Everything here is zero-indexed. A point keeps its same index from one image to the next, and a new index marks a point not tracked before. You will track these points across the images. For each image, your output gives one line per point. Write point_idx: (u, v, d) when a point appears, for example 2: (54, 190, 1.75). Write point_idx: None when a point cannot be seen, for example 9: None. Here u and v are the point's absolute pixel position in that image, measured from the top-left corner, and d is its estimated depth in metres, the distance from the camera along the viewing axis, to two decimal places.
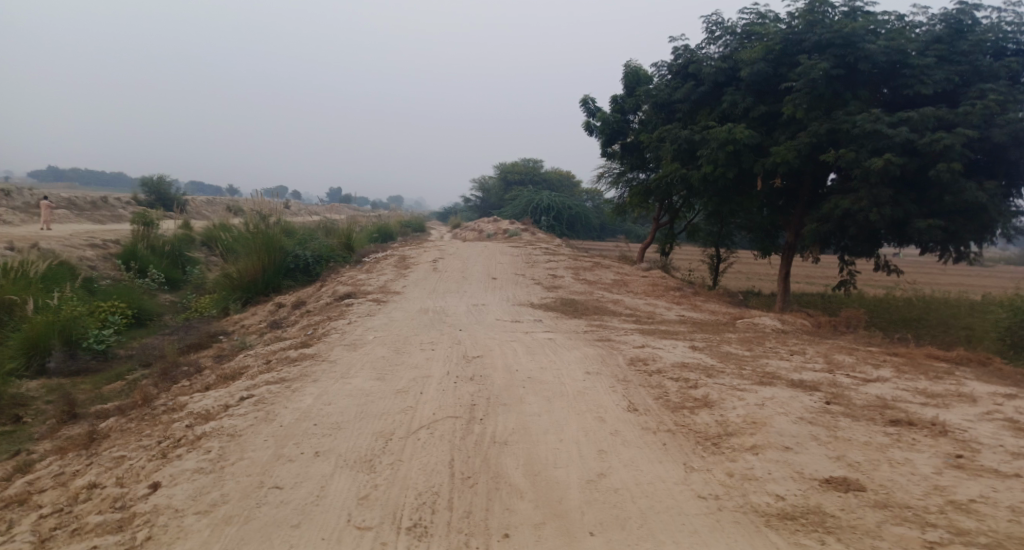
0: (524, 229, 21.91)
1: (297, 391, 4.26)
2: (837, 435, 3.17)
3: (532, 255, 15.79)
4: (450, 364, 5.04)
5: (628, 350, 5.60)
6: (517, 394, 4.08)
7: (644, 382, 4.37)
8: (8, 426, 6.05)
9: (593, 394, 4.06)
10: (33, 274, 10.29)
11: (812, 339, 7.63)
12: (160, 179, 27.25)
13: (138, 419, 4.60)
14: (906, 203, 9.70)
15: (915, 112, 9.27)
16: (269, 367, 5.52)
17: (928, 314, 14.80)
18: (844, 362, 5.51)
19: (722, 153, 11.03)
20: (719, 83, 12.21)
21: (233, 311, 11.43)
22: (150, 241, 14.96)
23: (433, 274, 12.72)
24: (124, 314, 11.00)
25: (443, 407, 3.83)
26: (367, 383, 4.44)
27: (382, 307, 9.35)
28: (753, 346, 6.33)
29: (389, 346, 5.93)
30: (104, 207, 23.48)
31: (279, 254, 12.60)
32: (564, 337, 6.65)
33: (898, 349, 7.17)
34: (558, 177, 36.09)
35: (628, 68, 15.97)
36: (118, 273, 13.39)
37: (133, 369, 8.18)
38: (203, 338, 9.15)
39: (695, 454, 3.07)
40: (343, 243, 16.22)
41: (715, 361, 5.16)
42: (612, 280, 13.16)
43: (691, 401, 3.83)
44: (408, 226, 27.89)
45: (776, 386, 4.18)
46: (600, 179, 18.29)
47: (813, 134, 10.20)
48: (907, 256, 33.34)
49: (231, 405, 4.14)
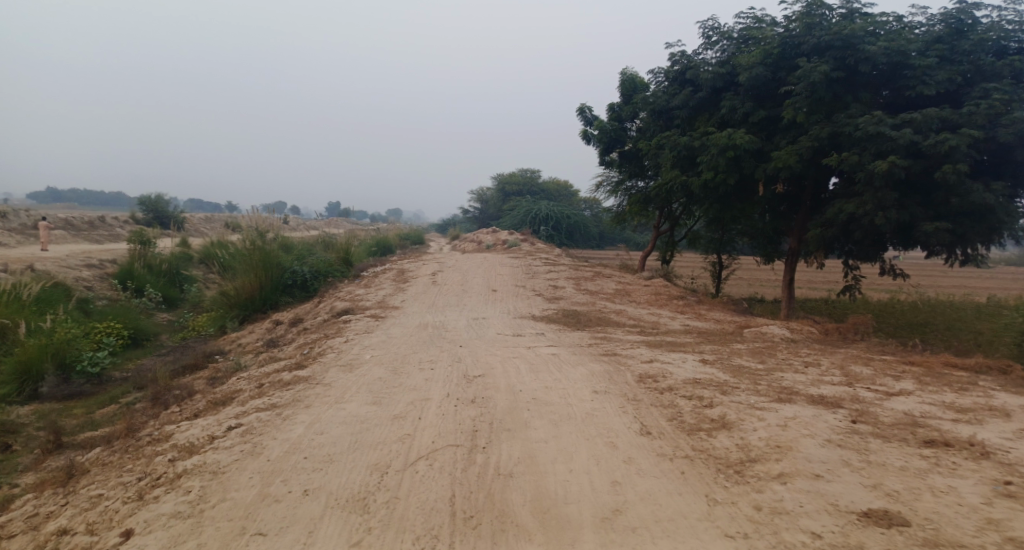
0: (524, 240, 21.71)
1: (288, 419, 4.01)
2: (869, 459, 2.92)
3: (533, 266, 15.58)
4: (450, 385, 4.79)
5: (636, 366, 5.36)
6: (522, 417, 3.83)
7: (656, 401, 4.13)
8: None
9: (603, 417, 3.81)
10: (26, 296, 10.06)
11: (823, 348, 7.38)
12: (158, 197, 27.08)
13: (122, 451, 4.35)
14: (913, 206, 9.49)
15: (918, 114, 9.09)
16: (261, 391, 5.28)
17: (936, 318, 14.55)
18: (863, 374, 5.26)
19: (723, 159, 10.84)
20: (717, 88, 12.06)
21: (230, 329, 11.20)
22: (146, 260, 14.76)
23: (433, 288, 12.51)
24: (120, 334, 10.77)
25: (443, 435, 3.58)
26: (362, 408, 4.19)
27: (381, 323, 9.12)
28: (764, 358, 6.08)
29: (386, 367, 5.69)
30: (102, 226, 23.30)
31: (276, 270, 12.39)
32: (568, 352, 6.42)
33: (914, 356, 6.93)
34: (556, 187, 35.97)
35: (625, 76, 15.85)
36: (115, 293, 13.17)
37: (127, 392, 7.93)
38: (199, 359, 8.91)
39: (717, 483, 2.83)
40: (342, 257, 16.01)
41: (727, 376, 4.92)
42: (614, 290, 12.94)
43: (707, 423, 3.59)
44: (408, 239, 27.72)
45: (796, 404, 3.94)
46: (599, 188, 18.13)
47: (815, 138, 10.02)
48: (911, 259, 33.13)
49: (218, 436, 3.90)
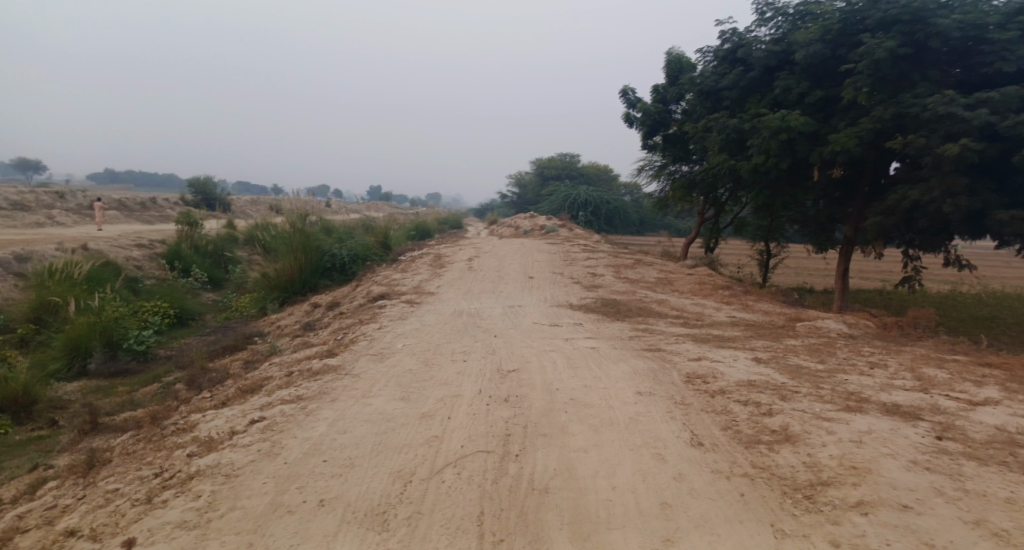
0: (563, 225, 21.27)
1: (311, 414, 3.79)
2: (965, 487, 2.49)
3: (572, 252, 15.19)
4: (484, 380, 4.51)
5: (682, 364, 4.97)
6: (560, 421, 3.52)
7: (707, 407, 3.76)
8: (42, 430, 5.80)
9: (649, 424, 3.46)
10: (77, 275, 10.20)
11: (886, 346, 6.82)
12: (206, 179, 27.59)
13: (145, 441, 4.21)
14: (986, 192, 8.71)
15: (996, 92, 8.30)
16: (289, 381, 5.10)
17: (1004, 312, 13.56)
18: (938, 378, 4.74)
19: (776, 142, 10.20)
20: (770, 67, 11.34)
21: (270, 311, 11.20)
22: (192, 241, 14.96)
23: (469, 274, 12.26)
24: (166, 314, 10.90)
25: (473, 438, 3.30)
26: (389, 404, 3.95)
27: (416, 310, 8.92)
28: (823, 357, 5.59)
29: (418, 358, 5.44)
30: (152, 207, 23.92)
31: (315, 253, 12.34)
32: (608, 345, 6.08)
33: (990, 358, 6.31)
34: (596, 171, 35.21)
35: (671, 55, 15.16)
36: (162, 273, 13.38)
37: (169, 371, 7.93)
38: (238, 341, 8.89)
39: (784, 510, 2.46)
40: (380, 240, 15.90)
41: (784, 378, 4.50)
42: (656, 279, 12.45)
43: (767, 435, 3.21)
44: (446, 223, 27.58)
45: (867, 415, 3.49)
46: (641, 172, 17.53)
47: (878, 119, 9.29)
48: (978, 248, 31.17)
49: (239, 430, 3.72)
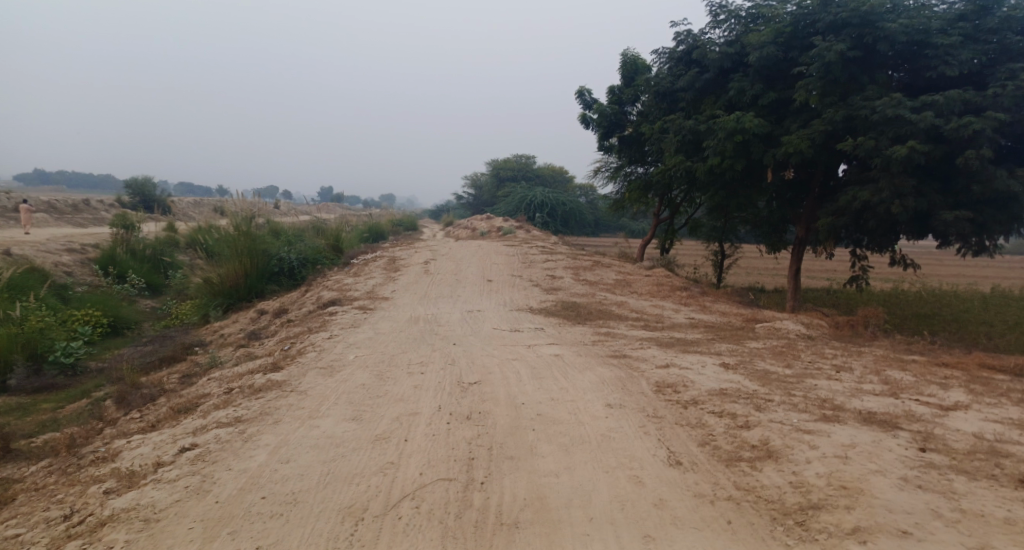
0: (520, 227, 21.06)
1: (249, 439, 3.42)
2: (962, 508, 2.35)
3: (530, 254, 14.98)
4: (443, 395, 4.20)
5: (650, 372, 4.77)
6: (527, 440, 3.26)
7: (680, 420, 3.56)
8: None
9: (623, 442, 3.23)
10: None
11: (845, 347, 6.83)
12: (145, 180, 26.20)
13: (56, 473, 3.71)
14: (931, 193, 8.91)
15: (940, 96, 8.50)
16: (227, 399, 4.65)
17: (945, 309, 14.06)
18: (903, 381, 4.68)
19: (730, 144, 10.22)
20: (725, 69, 11.39)
21: (213, 319, 10.55)
22: (129, 245, 14.05)
23: (425, 278, 11.88)
24: (99, 322, 10.13)
25: (433, 465, 3.01)
26: (339, 426, 3.60)
27: (369, 316, 8.50)
28: (788, 361, 5.50)
29: (371, 371, 5.08)
30: (86, 210, 22.54)
31: (261, 257, 11.73)
32: (571, 351, 5.85)
33: (945, 357, 6.38)
34: (551, 173, 35.14)
35: (626, 57, 15.13)
36: (95, 279, 12.49)
37: (101, 385, 7.29)
38: (177, 351, 8.28)
39: (775, 540, 2.26)
40: (331, 243, 15.29)
41: (755, 385, 4.36)
42: (615, 281, 12.35)
43: (747, 451, 3.01)
44: (401, 225, 26.97)
45: (846, 424, 3.35)
46: (597, 174, 17.47)
47: (828, 122, 9.39)
48: (920, 247, 32.44)
49: (166, 460, 3.31)
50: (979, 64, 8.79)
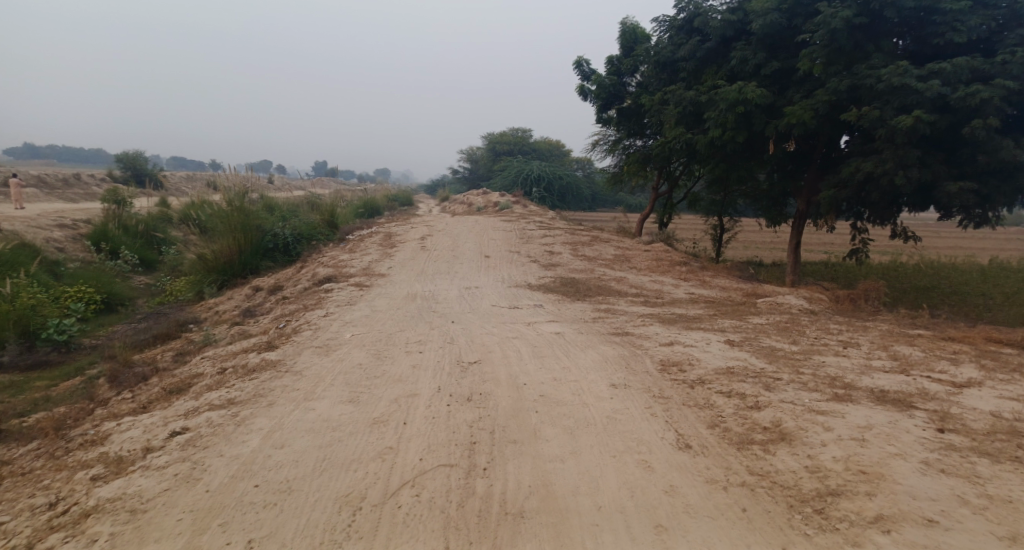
0: (517, 201, 20.82)
1: (242, 423, 3.30)
2: (988, 493, 2.25)
3: (528, 229, 14.79)
4: (442, 376, 4.09)
5: (654, 351, 4.66)
6: (530, 423, 3.16)
7: (688, 401, 3.45)
8: None
9: (629, 424, 3.13)
10: None
11: (849, 322, 6.73)
12: (136, 154, 25.73)
13: (43, 457, 3.59)
14: (937, 165, 8.73)
15: (947, 64, 8.27)
16: (220, 380, 4.52)
17: (944, 282, 13.99)
18: (913, 358, 4.57)
19: (732, 115, 9.98)
20: (726, 38, 11.09)
21: (207, 295, 10.39)
22: (121, 220, 13.80)
23: (422, 253, 11.72)
24: (92, 299, 9.96)
25: (433, 450, 2.91)
26: (335, 409, 3.49)
27: (366, 293, 8.35)
28: (794, 337, 5.39)
29: (368, 350, 4.95)
30: (77, 184, 22.19)
31: (256, 233, 11.52)
32: (572, 329, 5.73)
33: (950, 332, 6.28)
34: (548, 147, 34.73)
35: (625, 26, 14.75)
36: (87, 255, 12.27)
37: (95, 362, 7.16)
38: (171, 329, 8.13)
39: (793, 530, 2.18)
40: (326, 218, 15.06)
41: (762, 363, 4.26)
42: (614, 256, 12.20)
43: (759, 433, 2.90)
44: (396, 200, 26.65)
45: (858, 404, 3.24)
46: (594, 147, 17.20)
47: (833, 91, 9.16)
48: (922, 219, 32.22)
49: (156, 445, 3.19)
50: (987, 30, 8.56)
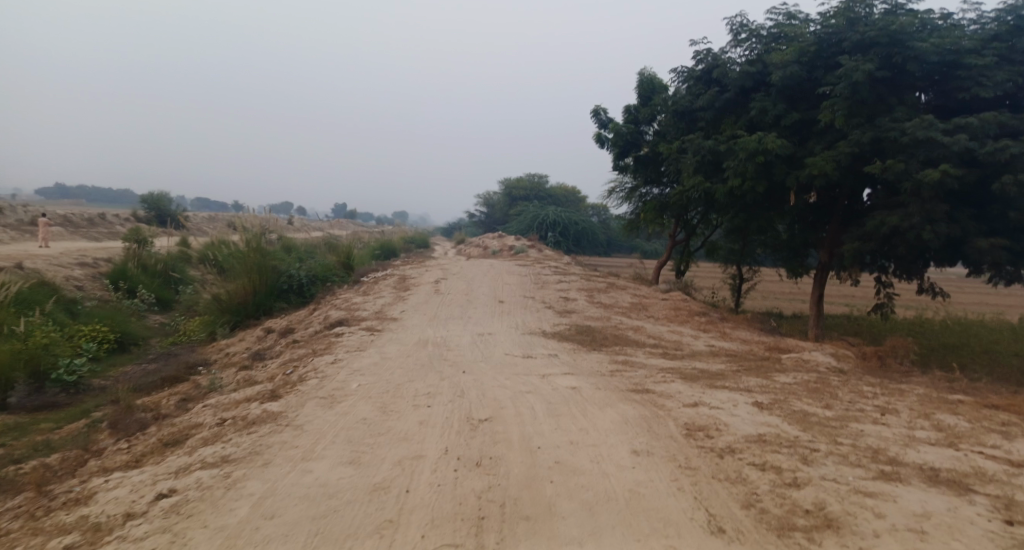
0: (533, 246, 20.72)
1: (232, 487, 3.06)
2: None
3: (544, 275, 14.61)
4: (451, 435, 3.82)
5: (678, 412, 4.36)
6: (544, 496, 2.88)
7: (717, 474, 3.16)
8: None
9: (655, 500, 2.84)
10: (5, 295, 9.14)
11: (881, 384, 6.35)
12: (161, 195, 26.20)
13: (21, 517, 3.36)
14: (965, 220, 8.45)
15: (974, 118, 8.08)
16: (218, 432, 4.30)
17: (975, 340, 13.45)
18: (959, 429, 4.21)
19: (752, 165, 9.84)
20: (746, 88, 11.07)
21: (220, 336, 10.25)
22: (140, 259, 13.85)
23: (436, 298, 11.56)
24: (106, 338, 9.87)
25: (436, 526, 2.65)
26: (334, 472, 3.24)
27: (377, 339, 8.15)
28: (826, 401, 5.04)
29: (374, 403, 4.71)
30: (101, 223, 22.56)
31: (271, 274, 11.45)
32: (589, 383, 5.45)
33: (992, 398, 5.87)
34: (564, 193, 34.90)
35: (643, 76, 14.87)
36: (105, 293, 12.27)
37: (101, 404, 6.98)
38: (180, 371, 7.96)
39: None
40: (342, 260, 15.01)
41: (795, 430, 3.95)
42: (630, 304, 11.93)
43: (800, 517, 2.60)
44: (412, 243, 26.73)
45: (909, 485, 2.92)
46: (611, 194, 17.15)
47: (855, 144, 8.99)
48: (948, 272, 31.47)
49: (138, 512, 2.97)
50: (1014, 86, 8.36)
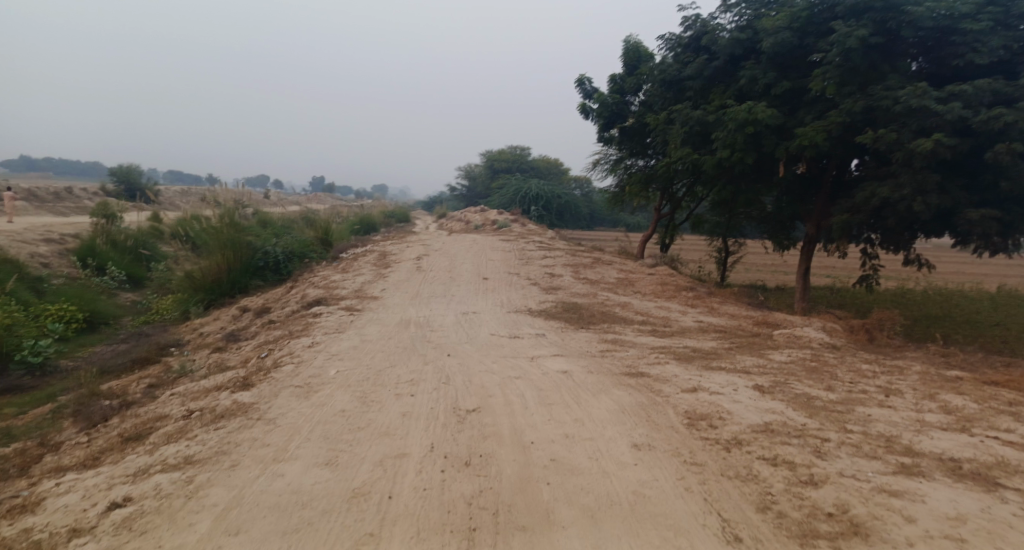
0: (516, 220, 20.33)
1: (194, 496, 2.77)
2: None
3: (528, 250, 14.30)
4: (436, 429, 3.54)
5: (676, 399, 4.11)
6: (540, 502, 2.64)
7: (726, 470, 2.92)
8: None
9: (662, 504, 2.61)
10: None
11: (877, 361, 6.18)
12: (131, 168, 25.19)
13: None
14: (955, 190, 8.25)
15: (968, 86, 7.83)
16: (183, 428, 3.97)
17: (957, 311, 13.46)
18: (968, 412, 4.02)
19: (741, 136, 9.53)
20: (735, 57, 10.71)
21: (194, 315, 9.80)
22: (110, 235, 13.22)
23: (418, 275, 11.20)
24: (74, 318, 9.38)
25: (423, 540, 2.42)
26: (308, 475, 2.95)
27: (357, 319, 7.80)
28: (827, 382, 4.83)
29: (353, 392, 4.39)
30: (69, 198, 21.66)
31: (245, 250, 10.96)
32: (581, 366, 5.19)
33: (988, 374, 5.73)
34: (546, 165, 34.40)
35: (628, 44, 14.41)
36: (73, 271, 11.69)
37: (66, 388, 6.57)
38: (151, 353, 7.55)
39: None
40: (321, 236, 14.48)
41: (801, 417, 3.73)
42: (617, 280, 11.68)
43: (823, 522, 2.38)
44: (393, 217, 26.15)
45: (932, 482, 2.70)
46: (595, 166, 16.76)
47: (846, 113, 8.72)
48: (931, 243, 31.66)
49: (86, 526, 2.65)
50: (1008, 54, 8.07)
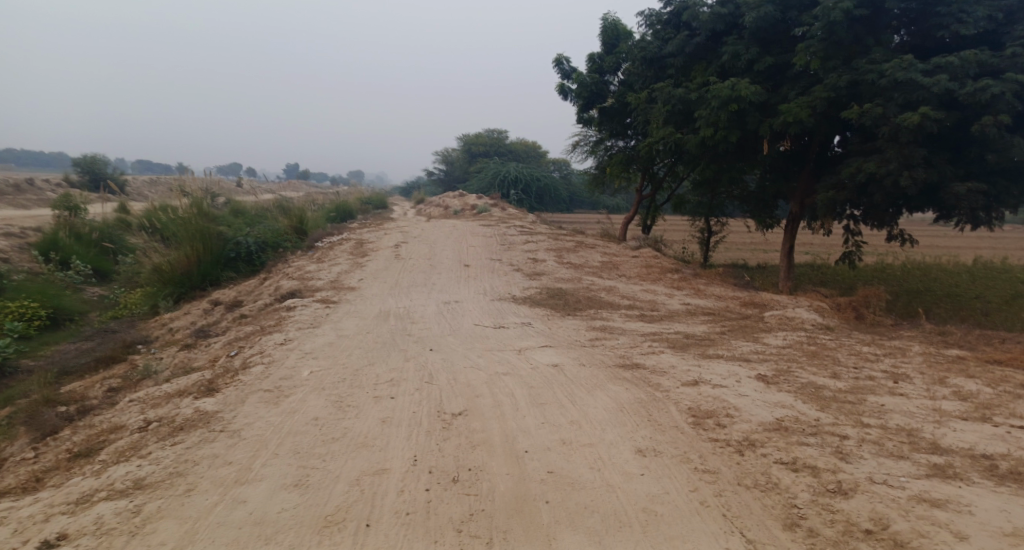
0: (495, 204, 19.89)
1: (141, 535, 2.41)
2: None
3: (510, 234, 13.91)
4: (420, 437, 3.20)
5: (677, 393, 3.83)
6: (540, 527, 2.35)
7: (742, 477, 2.64)
8: None
9: (676, 525, 2.33)
10: None
11: (873, 342, 5.98)
12: (94, 157, 24.09)
13: None
14: (941, 164, 8.03)
15: (954, 57, 7.59)
16: (137, 443, 3.56)
17: (939, 285, 13.44)
18: (983, 399, 3.80)
19: (724, 113, 9.21)
20: (717, 31, 10.36)
21: (164, 309, 9.26)
22: (74, 228, 12.51)
23: (396, 263, 10.77)
24: (36, 316, 8.80)
25: None
26: (275, 500, 2.62)
27: (334, 313, 7.38)
28: (830, 369, 4.58)
29: (328, 396, 4.03)
30: (29, 190, 20.63)
31: (215, 241, 10.40)
32: (572, 358, 4.88)
33: (987, 352, 5.55)
34: (524, 147, 33.87)
35: (605, 21, 13.97)
36: (34, 266, 11.02)
37: (22, 393, 6.06)
38: (117, 351, 7.05)
39: None
40: (294, 224, 13.91)
41: (813, 410, 3.46)
42: (602, 263, 11.38)
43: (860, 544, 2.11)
44: (370, 203, 25.48)
45: (971, 487, 2.46)
46: (575, 148, 16.38)
47: (831, 88, 8.43)
48: (908, 218, 31.93)
49: None
50: (993, 23, 7.85)
